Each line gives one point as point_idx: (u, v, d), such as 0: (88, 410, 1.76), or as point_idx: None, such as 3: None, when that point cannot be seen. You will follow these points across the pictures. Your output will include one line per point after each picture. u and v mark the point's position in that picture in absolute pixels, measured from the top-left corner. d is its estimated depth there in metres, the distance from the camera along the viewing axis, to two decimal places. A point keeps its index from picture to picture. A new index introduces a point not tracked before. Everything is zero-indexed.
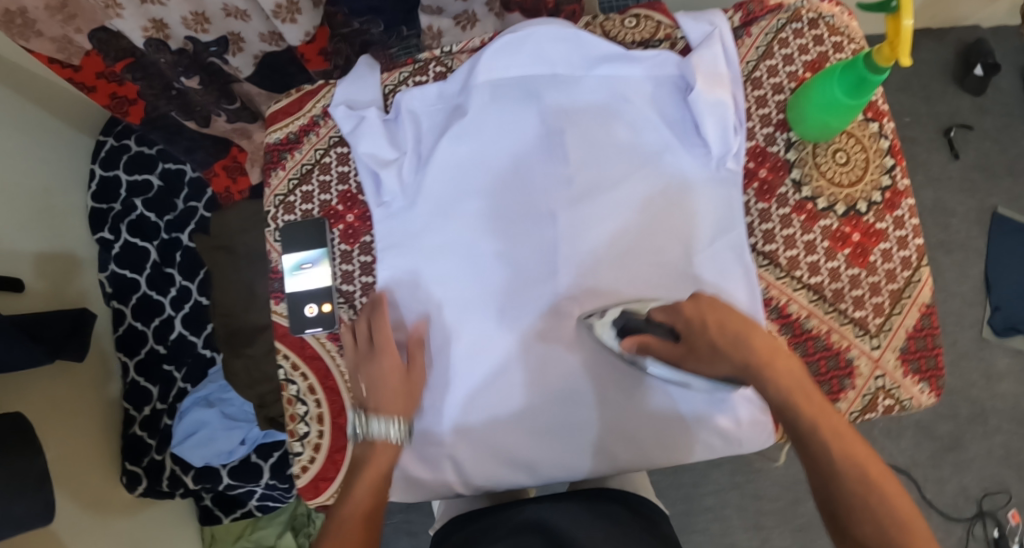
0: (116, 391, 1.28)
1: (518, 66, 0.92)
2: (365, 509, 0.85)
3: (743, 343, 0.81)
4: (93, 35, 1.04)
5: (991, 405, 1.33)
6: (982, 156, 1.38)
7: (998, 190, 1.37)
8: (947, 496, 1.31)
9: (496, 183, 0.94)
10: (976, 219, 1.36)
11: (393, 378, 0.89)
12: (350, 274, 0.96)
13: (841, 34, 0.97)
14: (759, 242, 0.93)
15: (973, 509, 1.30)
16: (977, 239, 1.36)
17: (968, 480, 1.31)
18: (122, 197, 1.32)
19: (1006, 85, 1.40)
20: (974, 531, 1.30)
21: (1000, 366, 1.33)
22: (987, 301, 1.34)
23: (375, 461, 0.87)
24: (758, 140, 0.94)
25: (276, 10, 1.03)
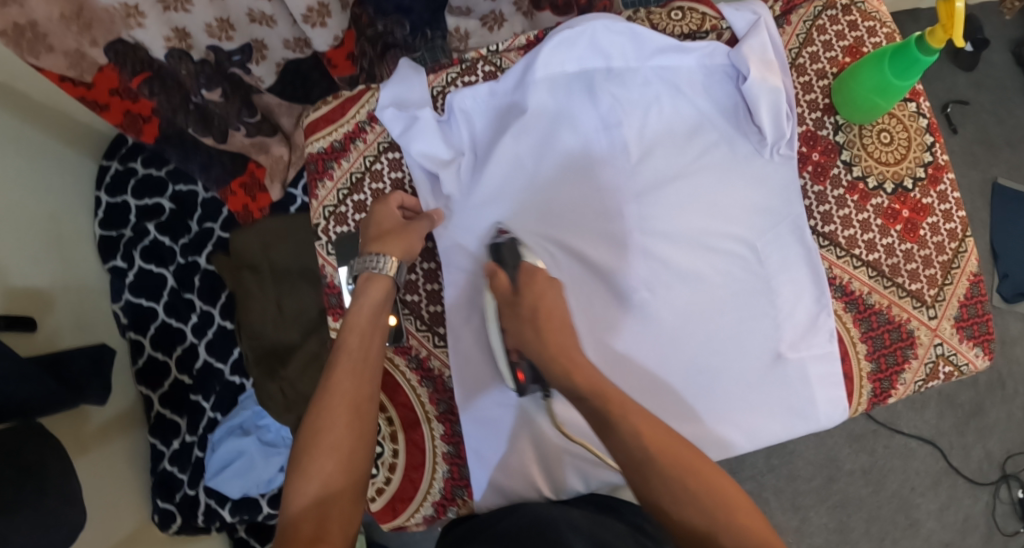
0: (142, 428, 1.21)
1: (571, 62, 0.95)
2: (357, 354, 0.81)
3: (540, 339, 0.79)
4: (109, 47, 0.97)
5: (1008, 370, 1.43)
6: (980, 129, 1.48)
7: (998, 161, 1.47)
8: (973, 462, 1.40)
9: (558, 176, 0.94)
10: (979, 190, 1.46)
11: (388, 217, 0.90)
12: (415, 284, 0.93)
13: (874, 18, 1.01)
14: (818, 224, 0.96)
15: (998, 473, 1.40)
16: (982, 209, 1.45)
17: (992, 445, 1.41)
18: (132, 222, 1.25)
19: (998, 59, 1.51)
20: (1000, 494, 1.40)
21: (1014, 331, 1.43)
22: (994, 269, 1.44)
23: (370, 293, 0.85)
24: (809, 125, 0.98)
25: (307, 14, 0.99)
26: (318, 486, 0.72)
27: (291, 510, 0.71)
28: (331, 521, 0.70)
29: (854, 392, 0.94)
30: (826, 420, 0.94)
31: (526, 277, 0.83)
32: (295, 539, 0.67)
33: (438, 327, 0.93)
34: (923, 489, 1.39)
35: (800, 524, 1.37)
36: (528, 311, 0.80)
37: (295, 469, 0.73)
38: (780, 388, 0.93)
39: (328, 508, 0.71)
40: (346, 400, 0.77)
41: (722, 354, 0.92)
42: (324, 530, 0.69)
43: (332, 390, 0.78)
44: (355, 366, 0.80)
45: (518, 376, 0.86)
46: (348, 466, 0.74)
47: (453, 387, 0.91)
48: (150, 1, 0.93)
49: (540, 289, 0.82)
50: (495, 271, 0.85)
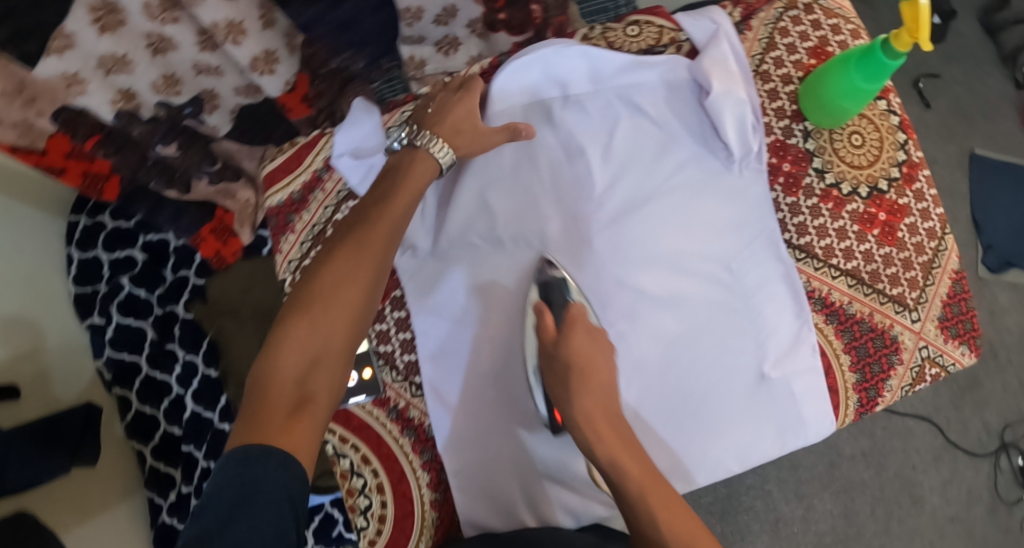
0: (138, 485, 1.20)
1: (526, 94, 0.93)
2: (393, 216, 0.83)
3: (573, 402, 0.78)
4: (56, 115, 0.94)
5: (999, 340, 1.43)
6: (954, 102, 1.47)
7: (975, 132, 1.47)
8: (972, 435, 1.41)
9: (523, 212, 0.92)
10: (957, 162, 1.45)
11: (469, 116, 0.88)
12: (386, 333, 0.92)
13: (837, 15, 1.00)
14: (793, 237, 0.94)
15: (997, 442, 1.41)
16: (962, 181, 1.45)
17: (989, 416, 1.42)
18: (106, 277, 1.23)
19: (966, 29, 1.51)
20: (1001, 463, 1.40)
21: (1003, 301, 1.43)
22: (978, 242, 1.43)
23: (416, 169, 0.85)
24: (777, 134, 0.96)
25: (254, 63, 0.97)
26: (314, 345, 0.74)
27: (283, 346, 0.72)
28: (317, 390, 0.72)
29: (840, 404, 0.93)
30: (814, 432, 0.92)
31: (568, 323, 0.81)
32: (278, 398, 0.70)
33: (414, 377, 0.92)
34: (924, 466, 1.39)
35: (805, 513, 1.35)
36: (562, 368, 0.79)
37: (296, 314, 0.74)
38: (766, 408, 0.91)
39: (318, 363, 0.74)
40: (366, 277, 0.78)
41: (707, 377, 0.90)
42: (308, 400, 0.71)
43: (358, 254, 0.79)
44: (387, 233, 0.81)
45: (555, 416, 0.87)
46: (345, 338, 0.76)
47: (435, 435, 0.91)
48: (90, 66, 0.90)
49: (577, 343, 0.80)
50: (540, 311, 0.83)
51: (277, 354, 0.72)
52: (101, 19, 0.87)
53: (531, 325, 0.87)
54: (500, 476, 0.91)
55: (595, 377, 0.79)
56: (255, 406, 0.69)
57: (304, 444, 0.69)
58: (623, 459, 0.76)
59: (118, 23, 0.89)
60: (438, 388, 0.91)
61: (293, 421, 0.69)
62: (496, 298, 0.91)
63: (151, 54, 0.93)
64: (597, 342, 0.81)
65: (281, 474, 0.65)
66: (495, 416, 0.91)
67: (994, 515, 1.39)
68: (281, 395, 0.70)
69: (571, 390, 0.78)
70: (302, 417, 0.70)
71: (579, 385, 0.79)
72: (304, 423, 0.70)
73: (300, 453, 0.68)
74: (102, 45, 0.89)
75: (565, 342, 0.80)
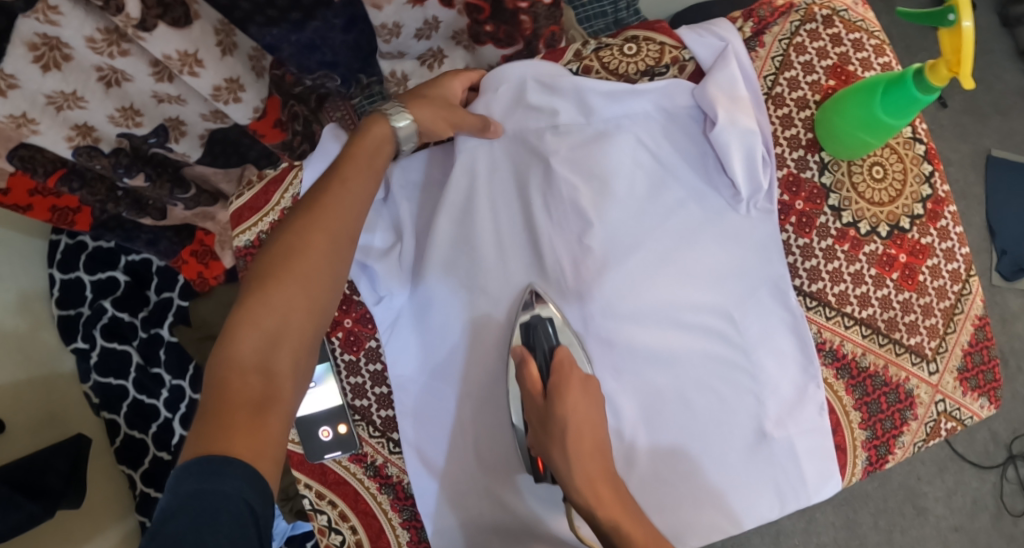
0: (130, 508, 1.18)
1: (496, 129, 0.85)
2: (353, 176, 0.76)
3: (571, 465, 0.73)
4: (12, 155, 0.90)
5: (1010, 348, 1.34)
6: (969, 99, 1.38)
7: (990, 131, 1.37)
8: (978, 445, 1.33)
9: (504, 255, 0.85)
10: (972, 163, 1.36)
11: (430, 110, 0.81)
12: (361, 388, 0.88)
13: (859, 29, 0.89)
14: (805, 282, 0.86)
15: (1004, 454, 1.32)
16: (976, 184, 1.36)
17: (997, 425, 1.33)
18: (89, 299, 1.20)
19: (982, 21, 1.41)
20: (1007, 474, 1.32)
21: (1015, 308, 1.34)
22: (992, 247, 1.34)
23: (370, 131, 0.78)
24: (790, 168, 0.87)
25: (216, 92, 0.91)
26: (273, 328, 0.68)
27: (237, 329, 0.67)
28: (281, 382, 0.67)
29: (847, 463, 0.86)
30: (820, 491, 0.86)
31: (559, 381, 0.76)
32: (238, 392, 0.65)
33: (392, 433, 0.88)
34: (929, 477, 1.32)
35: (806, 526, 1.29)
36: (557, 428, 0.74)
37: (251, 296, 0.69)
38: (766, 470, 0.85)
39: (279, 341, 0.68)
40: (325, 247, 0.72)
41: (702, 437, 0.84)
42: (272, 392, 0.67)
43: (313, 219, 0.72)
44: (348, 195, 0.74)
45: (539, 464, 0.81)
46: (309, 317, 0.70)
47: (414, 494, 0.87)
48: (38, 104, 0.85)
49: (572, 401, 0.75)
50: (524, 360, 0.79)
51: (235, 343, 0.67)
52: (43, 57, 0.80)
53: (515, 381, 0.82)
54: (509, 535, 0.86)
55: (591, 438, 0.74)
56: (213, 405, 0.65)
57: (269, 443, 0.64)
58: (628, 523, 0.70)
59: (63, 59, 0.82)
60: (419, 442, 0.87)
61: (258, 418, 0.65)
62: (479, 351, 0.85)
63: (105, 87, 0.88)
64: (591, 395, 0.76)
65: (241, 485, 0.61)
66: (477, 472, 0.86)
67: (999, 525, 1.31)
68: (242, 383, 0.65)
69: (569, 456, 0.73)
70: (266, 413, 0.65)
71: (576, 448, 0.73)
72: (269, 419, 0.65)
73: (264, 457, 0.64)
74: (48, 83, 0.83)
75: (557, 398, 0.75)
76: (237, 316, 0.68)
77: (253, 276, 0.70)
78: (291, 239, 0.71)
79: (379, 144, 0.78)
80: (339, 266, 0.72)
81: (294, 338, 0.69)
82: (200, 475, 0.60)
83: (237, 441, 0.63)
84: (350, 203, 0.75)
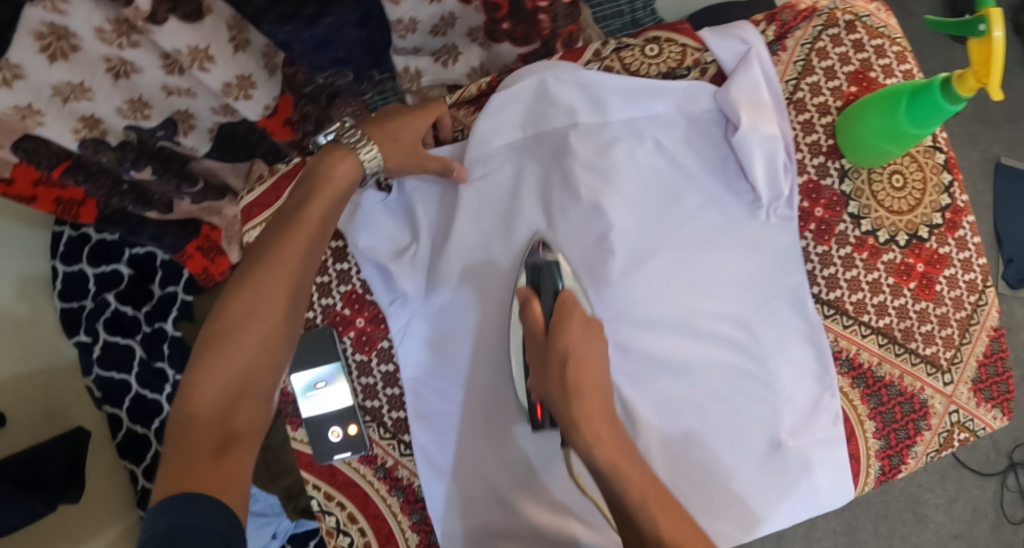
0: (132, 505, 1.17)
1: (508, 132, 0.84)
2: (313, 223, 0.76)
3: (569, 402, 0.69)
4: (16, 146, 0.89)
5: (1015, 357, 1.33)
6: (981, 106, 1.36)
7: (999, 138, 1.35)
8: (980, 454, 1.32)
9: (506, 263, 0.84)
10: (980, 171, 1.35)
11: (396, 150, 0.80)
12: (373, 388, 0.87)
13: (882, 35, 0.88)
14: (822, 290, 0.86)
15: (1005, 462, 1.32)
16: (984, 193, 1.34)
17: (1000, 434, 1.33)
18: (92, 292, 1.19)
19: None
20: (1008, 483, 1.31)
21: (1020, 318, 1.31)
22: (1000, 254, 1.32)
23: (336, 170, 0.77)
24: (810, 174, 0.86)
25: (226, 89, 0.90)
26: (236, 382, 0.70)
27: (197, 385, 0.69)
28: (243, 430, 0.70)
29: (860, 472, 0.86)
30: (832, 498, 0.86)
31: (561, 316, 0.72)
32: (201, 440, 0.67)
33: (404, 435, 0.87)
34: (931, 485, 1.31)
35: (807, 530, 1.29)
36: (556, 362, 0.70)
37: (208, 351, 0.71)
38: (780, 479, 0.84)
39: (241, 394, 0.71)
40: (284, 298, 0.73)
41: (717, 445, 0.83)
42: (234, 437, 0.69)
43: (273, 270, 0.73)
44: (307, 244, 0.75)
45: (538, 414, 0.80)
46: (269, 365, 0.73)
47: (424, 498, 0.86)
48: (44, 96, 0.84)
49: (573, 336, 0.71)
50: (528, 299, 0.75)
51: (193, 395, 0.69)
52: (49, 47, 0.80)
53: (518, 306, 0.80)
54: (521, 540, 0.84)
55: (590, 373, 0.70)
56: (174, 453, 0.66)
57: (237, 480, 0.66)
58: (627, 466, 0.68)
59: (70, 49, 0.82)
60: (431, 444, 0.86)
61: (220, 459, 0.66)
62: (491, 354, 0.85)
63: (113, 78, 0.87)
64: (593, 336, 0.72)
65: (212, 516, 0.62)
66: (488, 476, 0.85)
67: (998, 533, 1.31)
68: (204, 434, 0.67)
69: (568, 389, 0.69)
70: (229, 454, 0.67)
71: (574, 384, 0.69)
72: (233, 460, 0.67)
73: (231, 493, 0.65)
74: (54, 74, 0.82)
75: (558, 333, 0.71)
76: (196, 370, 0.70)
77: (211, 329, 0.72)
78: (244, 292, 0.73)
79: (338, 183, 0.77)
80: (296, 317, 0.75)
81: (254, 386, 0.71)
82: (173, 509, 0.61)
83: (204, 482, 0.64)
84: (309, 252, 0.76)
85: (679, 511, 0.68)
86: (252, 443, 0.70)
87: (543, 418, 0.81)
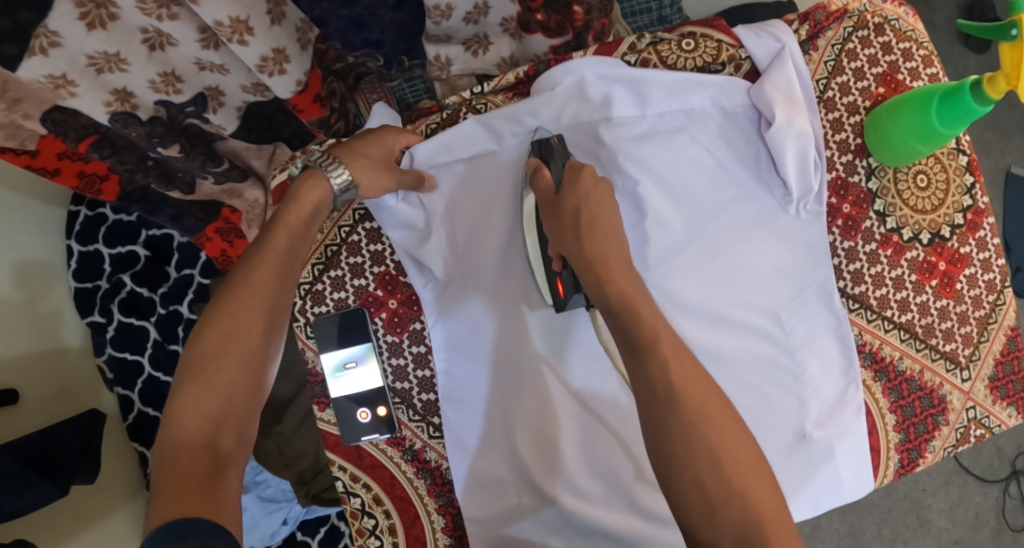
0: (140, 488, 1.17)
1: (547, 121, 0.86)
2: (283, 248, 0.75)
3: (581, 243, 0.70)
4: (45, 118, 0.87)
5: None
6: (993, 115, 1.39)
7: (1012, 148, 1.38)
8: (983, 460, 1.35)
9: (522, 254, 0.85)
10: (991, 179, 1.38)
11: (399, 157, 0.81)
12: (403, 370, 0.88)
13: (909, 38, 0.90)
14: (848, 285, 0.88)
15: (1007, 469, 1.35)
16: (993, 201, 1.38)
17: (1003, 441, 1.36)
18: (107, 273, 1.19)
19: None
20: (1010, 490, 1.35)
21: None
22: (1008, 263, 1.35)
23: (305, 194, 0.77)
24: (839, 171, 0.88)
25: (262, 64, 0.87)
26: (217, 410, 0.69)
27: (179, 416, 0.68)
28: (230, 455, 0.69)
29: (880, 465, 0.89)
30: (852, 489, 0.88)
31: (572, 174, 0.74)
32: (189, 470, 0.66)
33: (433, 417, 0.89)
34: (934, 489, 1.34)
35: (811, 531, 1.32)
36: (569, 213, 0.72)
37: (189, 383, 0.69)
38: (805, 470, 0.86)
39: (225, 420, 0.70)
40: (260, 322, 0.72)
41: None
42: (222, 461, 0.68)
43: (246, 295, 0.72)
44: (279, 267, 0.74)
45: (559, 289, 0.80)
46: (249, 392, 0.71)
47: (452, 480, 0.88)
48: (79, 65, 0.82)
49: (586, 189, 0.73)
50: (539, 169, 0.78)
51: (176, 426, 0.68)
52: (89, 15, 0.78)
53: (531, 193, 0.81)
54: (549, 523, 0.85)
55: (606, 224, 0.71)
56: (163, 486, 0.65)
57: (229, 505, 0.66)
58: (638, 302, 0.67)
59: (109, 18, 0.80)
60: (460, 426, 0.87)
61: (211, 485, 0.66)
62: (519, 340, 0.85)
63: (148, 50, 0.85)
64: (607, 194, 0.73)
65: (210, 537, 0.61)
66: (514, 460, 0.85)
67: (998, 539, 1.34)
68: (189, 465, 0.66)
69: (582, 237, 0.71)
70: (221, 479, 0.67)
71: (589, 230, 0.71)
72: (224, 485, 0.67)
73: (227, 517, 0.65)
74: (91, 43, 0.81)
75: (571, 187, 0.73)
76: (178, 401, 0.69)
77: (187, 361, 0.70)
78: (218, 321, 0.72)
79: (307, 208, 0.77)
80: (274, 340, 0.73)
81: (238, 413, 0.70)
82: (169, 541, 0.60)
83: (196, 507, 0.64)
84: (284, 276, 0.75)
85: (693, 360, 0.66)
86: (240, 466, 0.70)
87: (565, 296, 0.80)
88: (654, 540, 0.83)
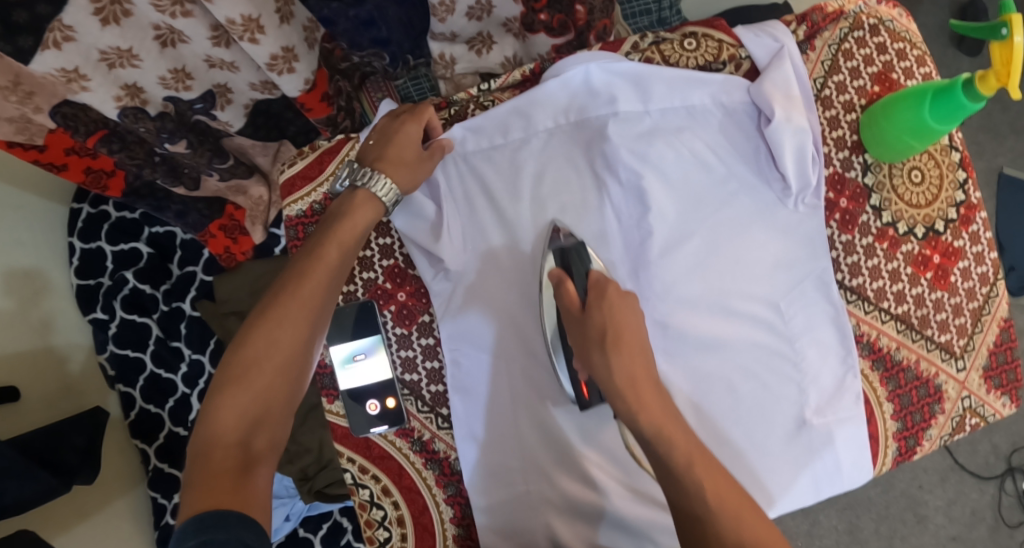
0: (140, 480, 1.17)
1: (554, 116, 0.88)
2: (333, 264, 0.78)
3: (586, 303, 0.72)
4: (56, 111, 0.87)
5: None
6: (985, 118, 1.43)
7: (1004, 149, 1.42)
8: (980, 457, 1.38)
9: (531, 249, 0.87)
10: (984, 180, 1.42)
11: (411, 146, 0.83)
12: (412, 361, 0.90)
13: (903, 39, 0.94)
14: (846, 277, 0.90)
15: (1003, 466, 1.37)
16: (986, 202, 1.41)
17: (998, 438, 1.38)
18: (109, 270, 1.19)
19: None
20: (1006, 487, 1.37)
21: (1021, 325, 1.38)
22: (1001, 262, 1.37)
23: (355, 215, 0.80)
24: (836, 166, 0.91)
25: (272, 63, 0.88)
26: (257, 412, 0.71)
27: (215, 415, 0.69)
28: (261, 454, 0.69)
29: (879, 453, 0.91)
30: (851, 476, 0.90)
31: (596, 294, 0.73)
32: (222, 466, 0.67)
33: (441, 408, 0.90)
34: (931, 486, 1.36)
35: (810, 528, 1.33)
36: (596, 332, 0.70)
37: (228, 383, 0.70)
38: (804, 455, 0.88)
39: (262, 421, 0.71)
40: (302, 333, 0.74)
41: (744, 422, 0.86)
42: (252, 461, 0.68)
43: (289, 302, 0.74)
44: (324, 283, 0.76)
45: (583, 392, 0.83)
46: (285, 396, 0.73)
47: (460, 469, 0.89)
48: (92, 60, 0.82)
49: (612, 305, 0.71)
50: (561, 280, 0.77)
51: (213, 423, 0.69)
52: (104, 11, 0.78)
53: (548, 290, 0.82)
54: (554, 510, 0.86)
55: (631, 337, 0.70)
56: (196, 480, 0.66)
57: (260, 502, 0.66)
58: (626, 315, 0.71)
59: (124, 14, 0.80)
60: (466, 416, 0.88)
61: (241, 482, 0.66)
62: (525, 335, 0.87)
63: (160, 46, 0.86)
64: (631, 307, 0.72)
65: (242, 531, 0.62)
66: (521, 446, 0.87)
67: (995, 536, 1.36)
68: (224, 460, 0.67)
69: None
70: (250, 477, 0.67)
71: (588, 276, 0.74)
72: (254, 483, 0.67)
73: (255, 515, 0.65)
74: (105, 39, 0.81)
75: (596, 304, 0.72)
76: (216, 400, 0.70)
77: (227, 362, 0.72)
78: (264, 326, 0.73)
79: (358, 226, 0.80)
80: (312, 352, 0.75)
81: (273, 415, 0.71)
82: (201, 533, 0.61)
83: (226, 501, 0.64)
84: (328, 287, 0.77)
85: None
86: (272, 464, 0.70)
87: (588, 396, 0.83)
88: (660, 527, 0.85)
